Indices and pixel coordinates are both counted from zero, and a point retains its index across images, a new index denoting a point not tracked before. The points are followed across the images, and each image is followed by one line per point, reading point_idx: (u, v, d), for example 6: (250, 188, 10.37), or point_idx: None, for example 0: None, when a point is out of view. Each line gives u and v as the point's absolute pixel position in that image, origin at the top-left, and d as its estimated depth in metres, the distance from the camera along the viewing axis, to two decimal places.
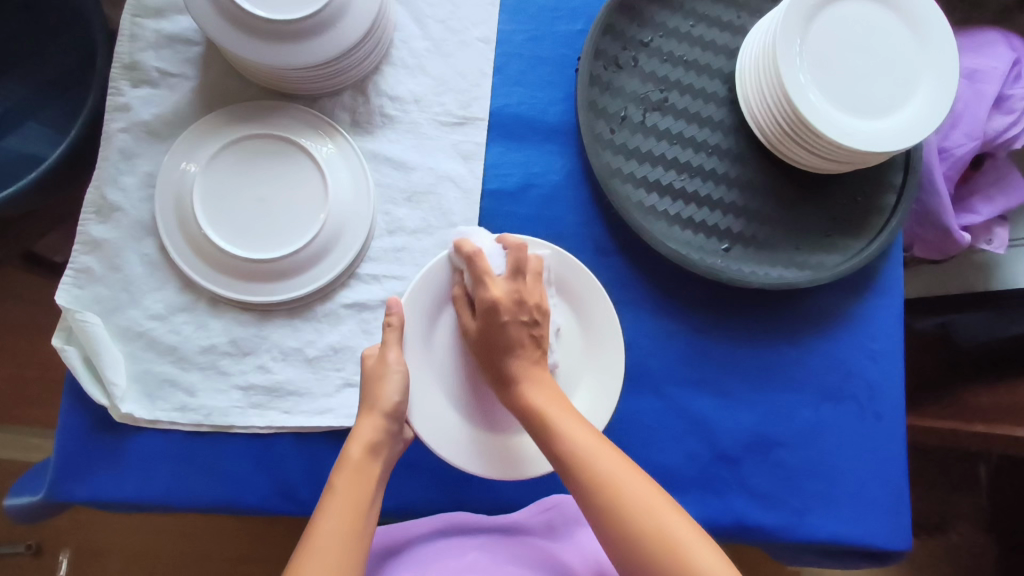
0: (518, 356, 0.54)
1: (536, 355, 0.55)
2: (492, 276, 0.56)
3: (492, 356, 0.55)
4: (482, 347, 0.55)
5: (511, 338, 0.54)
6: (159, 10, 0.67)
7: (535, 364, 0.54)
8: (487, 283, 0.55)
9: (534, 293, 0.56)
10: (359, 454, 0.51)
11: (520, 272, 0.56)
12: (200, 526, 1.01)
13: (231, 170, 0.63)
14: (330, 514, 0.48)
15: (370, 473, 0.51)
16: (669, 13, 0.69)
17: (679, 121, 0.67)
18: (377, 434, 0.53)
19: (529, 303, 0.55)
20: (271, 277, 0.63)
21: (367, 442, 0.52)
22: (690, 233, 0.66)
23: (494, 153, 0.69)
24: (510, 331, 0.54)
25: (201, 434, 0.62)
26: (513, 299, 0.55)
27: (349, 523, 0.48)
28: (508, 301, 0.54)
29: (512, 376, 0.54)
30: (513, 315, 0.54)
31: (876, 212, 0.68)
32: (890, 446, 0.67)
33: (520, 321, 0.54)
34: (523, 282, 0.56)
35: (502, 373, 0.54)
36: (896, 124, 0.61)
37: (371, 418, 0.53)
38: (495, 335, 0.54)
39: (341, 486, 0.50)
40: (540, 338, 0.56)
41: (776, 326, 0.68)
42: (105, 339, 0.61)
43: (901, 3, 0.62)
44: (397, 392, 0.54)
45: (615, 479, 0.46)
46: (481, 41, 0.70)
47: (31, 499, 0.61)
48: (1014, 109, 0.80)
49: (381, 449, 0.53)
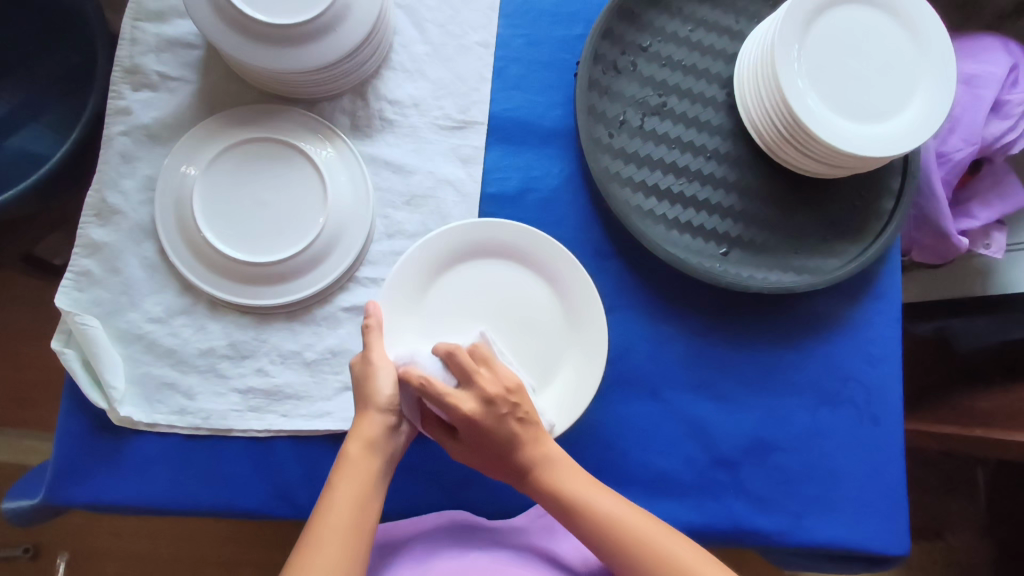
0: (517, 449, 0.52)
1: (533, 428, 0.53)
2: (450, 391, 0.51)
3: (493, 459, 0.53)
4: (481, 452, 0.53)
5: (501, 437, 0.52)
6: (160, 14, 0.67)
7: (535, 444, 0.53)
8: (452, 404, 0.50)
9: (496, 378, 0.52)
10: (357, 453, 0.51)
11: (470, 373, 0.52)
12: (196, 529, 1.01)
13: (232, 173, 0.63)
14: (332, 515, 0.49)
15: (370, 469, 0.51)
16: (668, 17, 0.69)
17: (678, 125, 0.67)
18: (376, 431, 0.52)
19: (502, 395, 0.51)
20: (271, 280, 0.63)
21: (366, 439, 0.51)
22: (689, 237, 0.67)
23: (493, 157, 0.69)
24: (501, 431, 0.51)
25: (200, 437, 0.62)
26: (482, 401, 0.51)
27: (351, 522, 0.49)
28: (477, 406, 0.51)
29: (523, 467, 0.53)
30: (492, 416, 0.51)
31: (874, 217, 0.68)
32: (888, 450, 0.67)
33: (503, 417, 0.51)
34: (479, 379, 0.52)
35: (511, 464, 0.53)
36: (893, 130, 0.61)
37: (369, 414, 0.52)
38: (486, 441, 0.52)
39: (340, 485, 0.50)
40: (524, 418, 0.53)
41: (774, 330, 0.68)
42: (104, 342, 0.62)
43: (898, 8, 0.62)
44: (393, 386, 0.53)
45: (674, 561, 0.50)
46: (481, 45, 0.70)
47: (29, 502, 0.61)
48: (1012, 114, 0.81)
49: (381, 446, 0.52)
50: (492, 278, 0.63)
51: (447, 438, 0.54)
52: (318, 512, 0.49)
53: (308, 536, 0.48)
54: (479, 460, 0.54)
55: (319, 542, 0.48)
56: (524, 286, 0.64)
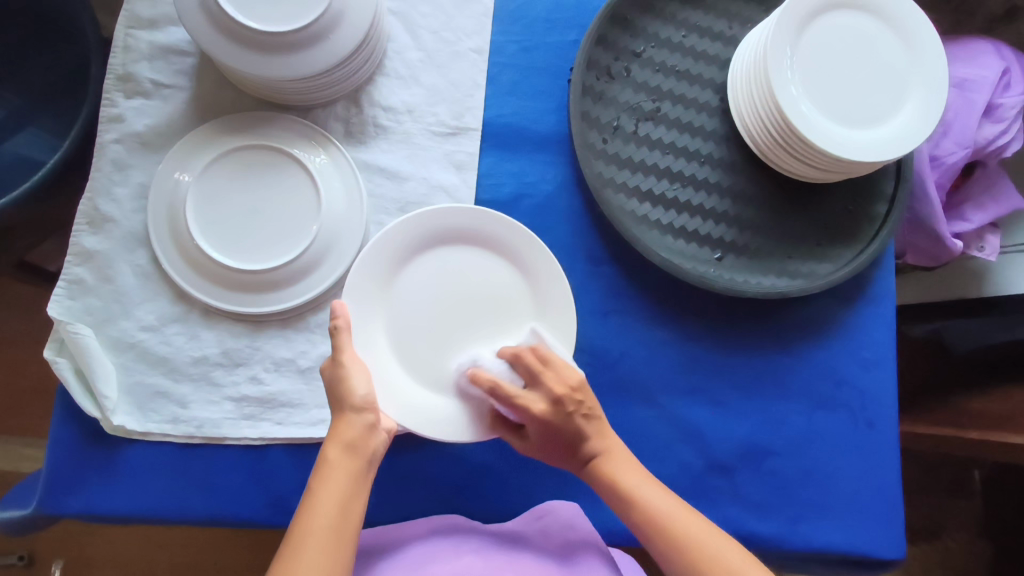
0: (587, 441, 0.54)
1: (600, 422, 0.54)
2: (522, 393, 0.52)
3: (562, 449, 0.54)
4: (555, 447, 0.54)
5: (571, 431, 0.53)
6: (152, 21, 0.67)
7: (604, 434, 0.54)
8: (523, 405, 0.51)
9: (567, 376, 0.53)
10: (337, 454, 0.50)
11: (538, 375, 0.53)
12: (191, 536, 1.01)
13: (225, 180, 0.63)
14: (314, 517, 0.47)
15: (348, 470, 0.50)
16: (661, 22, 0.69)
17: (671, 130, 0.67)
18: (354, 430, 0.51)
19: (570, 392, 0.52)
20: (264, 287, 0.62)
21: (344, 441, 0.51)
22: (683, 242, 0.67)
23: (487, 163, 0.69)
24: (572, 426, 0.53)
25: (193, 446, 0.62)
26: (552, 401, 0.52)
27: (333, 524, 0.47)
28: (545, 407, 0.52)
29: (590, 457, 0.54)
30: (562, 414, 0.52)
31: (868, 221, 0.68)
32: (882, 455, 0.68)
33: (571, 414, 0.52)
34: (546, 380, 0.52)
35: (581, 453, 0.54)
36: (886, 134, 0.61)
37: (348, 417, 0.52)
38: (557, 436, 0.53)
39: (319, 487, 0.49)
40: (592, 413, 0.54)
41: (769, 335, 0.68)
42: (97, 351, 0.61)
43: (889, 14, 0.63)
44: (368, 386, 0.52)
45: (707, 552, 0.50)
46: (474, 51, 0.70)
47: (21, 512, 0.61)
48: (1004, 118, 0.81)
49: (360, 446, 0.51)
50: (458, 264, 0.63)
51: (518, 438, 0.56)
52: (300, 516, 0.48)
53: (292, 540, 0.47)
54: (550, 453, 0.55)
55: (301, 546, 0.46)
56: (489, 270, 0.63)
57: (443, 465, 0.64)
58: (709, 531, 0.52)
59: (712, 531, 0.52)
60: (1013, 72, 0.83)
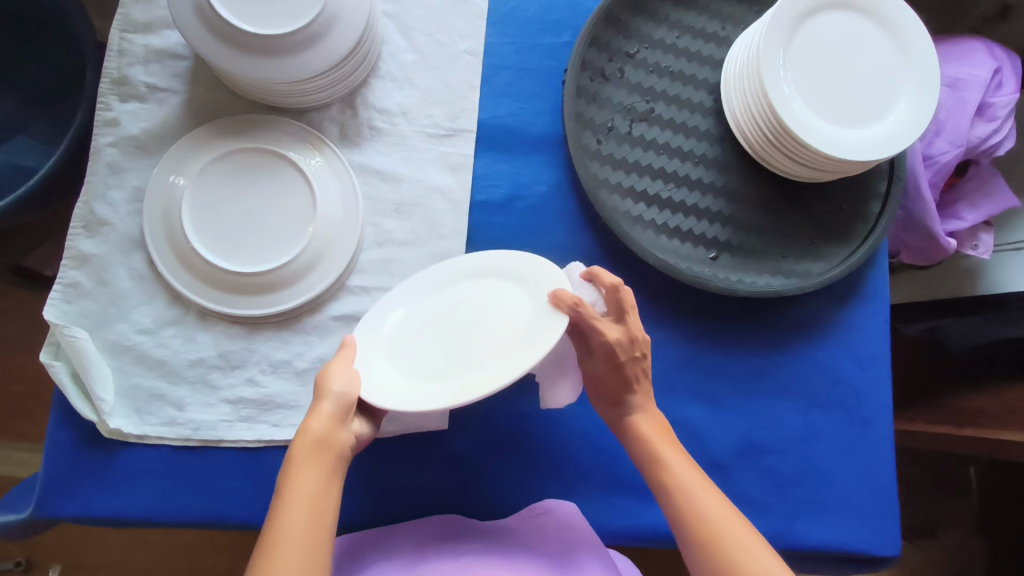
0: (635, 392, 0.57)
1: (647, 385, 0.58)
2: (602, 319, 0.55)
3: (608, 390, 0.57)
4: (601, 390, 0.58)
5: (627, 377, 0.56)
6: (147, 25, 0.67)
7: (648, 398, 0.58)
8: (603, 330, 0.54)
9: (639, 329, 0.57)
10: (304, 449, 0.49)
11: (621, 312, 0.56)
12: (188, 540, 1.01)
13: (221, 183, 0.63)
14: (289, 515, 0.46)
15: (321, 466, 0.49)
16: (654, 24, 0.69)
17: (666, 131, 0.68)
18: (320, 425, 0.50)
19: (640, 339, 0.56)
20: (260, 290, 0.62)
21: (315, 436, 0.49)
22: (678, 242, 0.67)
23: (482, 165, 0.69)
24: (628, 370, 0.56)
25: (190, 449, 0.62)
26: (627, 339, 0.55)
27: (308, 522, 0.46)
28: (622, 340, 0.55)
29: (629, 409, 0.57)
30: (629, 352, 0.55)
31: (861, 220, 0.69)
32: (878, 452, 0.68)
33: (635, 358, 0.56)
34: (629, 320, 0.56)
35: (619, 400, 0.57)
36: (877, 133, 0.62)
37: (319, 414, 0.51)
38: (615, 375, 0.56)
39: (291, 488, 0.47)
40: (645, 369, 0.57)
41: (764, 334, 0.68)
42: (94, 354, 0.61)
43: (880, 14, 0.63)
44: (346, 383, 0.52)
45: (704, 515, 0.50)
46: (469, 54, 0.70)
47: (18, 516, 0.61)
48: (996, 117, 0.81)
49: (328, 443, 0.50)
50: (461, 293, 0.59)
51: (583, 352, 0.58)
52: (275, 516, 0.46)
53: (268, 540, 0.45)
54: (597, 386, 0.58)
55: (278, 547, 0.44)
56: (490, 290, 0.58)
57: (441, 466, 0.64)
58: (722, 506, 0.51)
59: (726, 508, 0.50)
60: (1005, 71, 0.84)
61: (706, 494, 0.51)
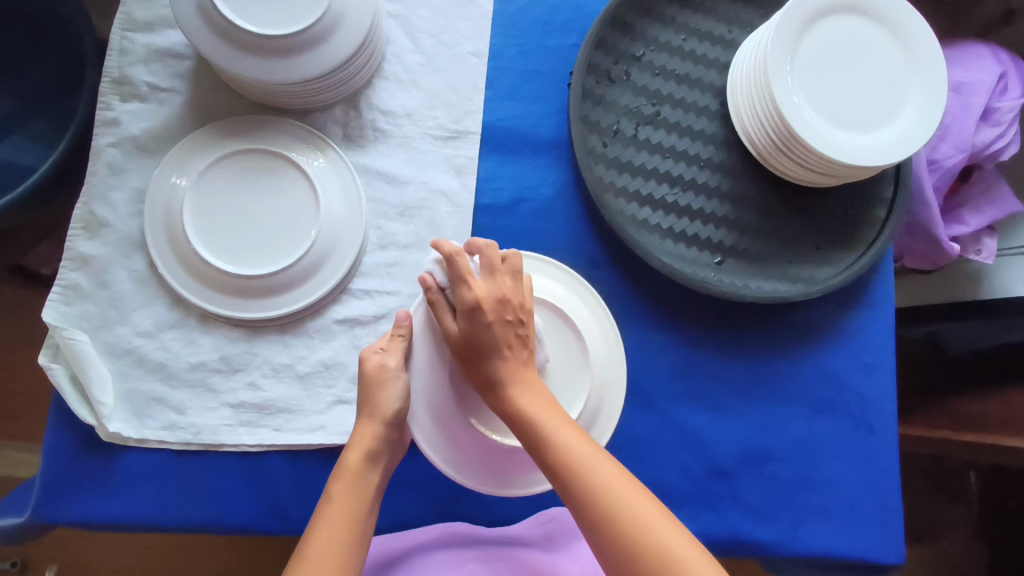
0: (504, 355, 0.51)
1: (525, 355, 0.52)
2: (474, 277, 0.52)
3: (474, 352, 0.51)
4: (463, 351, 0.51)
5: (495, 339, 0.50)
6: (149, 25, 0.66)
7: (523, 365, 0.52)
8: (467, 284, 0.51)
9: (516, 294, 0.52)
10: (358, 463, 0.51)
11: (496, 270, 0.52)
12: (185, 541, 1.00)
13: (225, 185, 0.63)
14: (332, 525, 0.48)
15: (369, 483, 0.51)
16: (660, 27, 0.69)
17: (671, 135, 0.67)
18: (372, 440, 0.52)
19: (514, 301, 0.52)
20: (262, 293, 0.62)
21: (366, 451, 0.52)
22: (684, 247, 0.67)
23: (487, 167, 0.68)
24: (496, 330, 0.50)
25: (191, 453, 0.62)
26: (497, 298, 0.51)
27: (348, 534, 0.47)
28: (491, 297, 0.51)
29: (500, 382, 0.50)
30: (500, 313, 0.51)
31: (867, 226, 0.68)
32: (881, 457, 0.68)
33: (507, 322, 0.51)
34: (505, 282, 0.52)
35: (487, 377, 0.51)
36: (883, 139, 0.61)
37: (371, 424, 0.53)
38: (481, 337, 0.50)
39: (338, 500, 0.49)
40: (523, 337, 0.52)
41: (769, 339, 0.68)
42: (93, 357, 0.61)
43: (889, 19, 0.63)
44: (397, 400, 0.53)
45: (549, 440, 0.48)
46: (473, 55, 0.70)
47: (15, 521, 0.60)
48: (1001, 121, 0.81)
49: (379, 456, 0.53)
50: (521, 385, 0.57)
51: (444, 319, 0.52)
52: (318, 522, 0.48)
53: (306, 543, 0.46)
54: (463, 358, 0.51)
55: (315, 552, 0.45)
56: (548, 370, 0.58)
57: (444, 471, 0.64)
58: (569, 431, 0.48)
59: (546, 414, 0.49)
60: (1010, 76, 0.84)
61: (552, 419, 0.49)
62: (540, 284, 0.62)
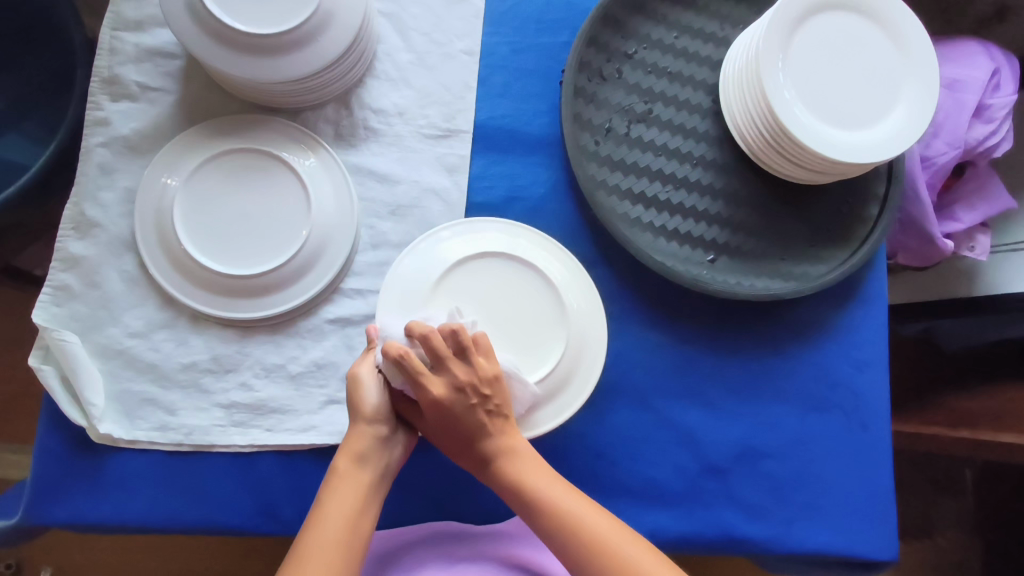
0: (483, 434, 0.53)
1: (503, 420, 0.54)
2: (427, 374, 0.51)
3: (455, 436, 0.53)
4: (443, 433, 0.54)
5: (468, 423, 0.52)
6: (139, 24, 0.66)
7: (503, 434, 0.53)
8: (422, 389, 0.51)
9: (473, 372, 0.52)
10: (346, 465, 0.50)
11: (445, 360, 0.51)
12: (180, 542, 1.00)
13: (214, 185, 0.62)
14: (321, 527, 0.47)
15: (360, 481, 0.50)
16: (652, 24, 0.69)
17: (664, 132, 0.67)
18: (365, 443, 0.51)
19: (471, 383, 0.51)
20: (253, 293, 0.62)
21: (355, 452, 0.51)
22: (676, 245, 0.67)
23: (478, 165, 0.68)
24: (466, 417, 0.52)
25: (182, 453, 0.61)
26: (452, 390, 0.51)
27: (342, 536, 0.47)
28: (448, 393, 0.51)
29: (485, 457, 0.53)
30: (463, 401, 0.51)
31: (860, 224, 0.68)
32: (873, 454, 0.67)
33: (473, 406, 0.52)
34: (455, 366, 0.51)
35: (474, 454, 0.53)
36: (875, 136, 0.61)
37: (358, 427, 0.52)
38: (452, 423, 0.52)
39: (329, 500, 0.49)
40: (496, 407, 0.53)
41: (762, 336, 0.68)
42: (84, 357, 0.60)
43: (881, 15, 0.63)
44: (375, 394, 0.53)
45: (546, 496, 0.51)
46: (465, 53, 0.69)
47: (5, 524, 0.60)
48: (994, 118, 0.81)
49: (371, 457, 0.51)
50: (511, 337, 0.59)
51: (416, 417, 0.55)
52: (310, 522, 0.48)
53: (299, 546, 0.46)
54: (446, 437, 0.54)
55: (305, 558, 0.45)
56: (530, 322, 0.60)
57: None
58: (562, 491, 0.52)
59: (544, 477, 0.52)
60: (1003, 73, 0.84)
61: (545, 483, 0.52)
62: (532, 250, 0.62)
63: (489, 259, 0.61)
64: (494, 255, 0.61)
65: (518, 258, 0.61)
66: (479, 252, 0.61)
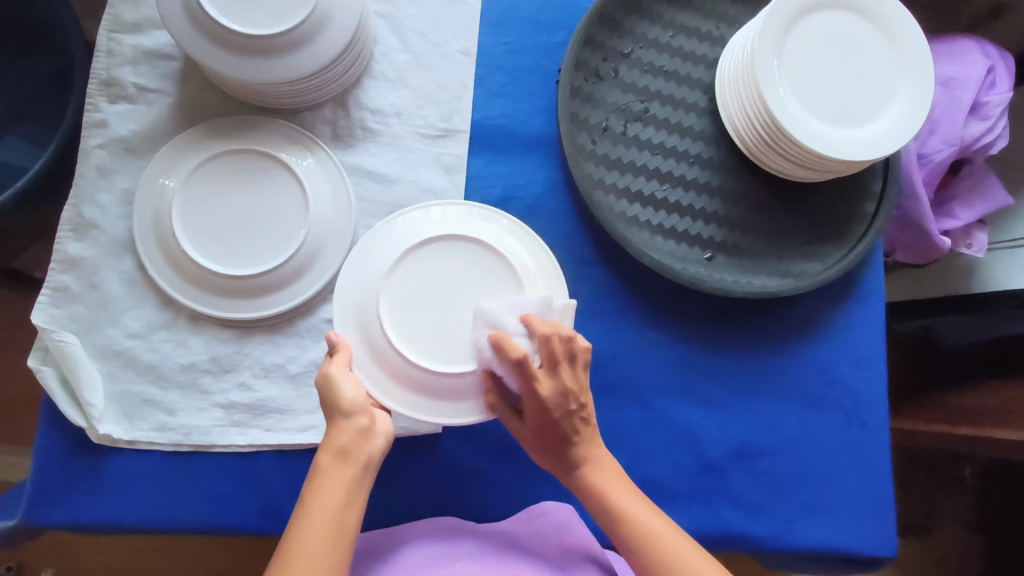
0: (576, 444, 0.54)
1: (590, 431, 0.55)
2: (539, 377, 0.50)
3: (549, 443, 0.54)
4: (538, 442, 0.54)
5: (564, 431, 0.53)
6: (136, 26, 0.66)
7: (590, 443, 0.55)
8: (536, 392, 0.50)
9: (576, 382, 0.53)
10: (327, 460, 0.49)
11: (557, 364, 0.51)
12: (181, 543, 1.00)
13: (210, 185, 0.62)
14: (307, 525, 0.46)
15: (343, 475, 0.48)
16: (648, 23, 0.69)
17: (660, 131, 0.67)
18: (346, 436, 0.50)
19: (574, 392, 0.52)
20: (251, 293, 0.62)
21: (336, 446, 0.49)
22: (674, 243, 0.67)
23: (476, 165, 0.68)
24: (563, 427, 0.53)
25: (182, 454, 0.62)
26: (560, 393, 0.51)
27: (327, 533, 0.46)
28: (557, 396, 0.51)
29: (573, 463, 0.55)
30: (565, 412, 0.52)
31: (856, 220, 0.68)
32: (873, 450, 0.68)
33: (572, 414, 0.52)
34: (561, 372, 0.51)
35: (563, 461, 0.55)
36: (870, 133, 0.61)
37: (339, 422, 0.50)
38: (552, 432, 0.53)
39: (312, 496, 0.47)
40: (586, 418, 0.54)
41: (760, 334, 0.68)
42: (83, 358, 0.61)
43: (875, 13, 0.63)
44: (351, 389, 0.51)
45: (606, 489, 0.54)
46: (462, 53, 0.70)
47: (6, 525, 0.60)
48: (989, 115, 0.81)
49: (352, 452, 0.49)
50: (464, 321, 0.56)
51: (516, 423, 0.55)
52: (295, 522, 0.47)
53: (285, 545, 0.46)
54: (540, 445, 0.55)
55: (292, 556, 0.45)
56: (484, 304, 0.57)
57: (436, 469, 0.64)
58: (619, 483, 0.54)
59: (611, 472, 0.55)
60: (998, 70, 0.84)
61: (606, 477, 0.54)
62: (510, 238, 0.61)
63: (442, 242, 0.58)
64: (445, 238, 0.58)
65: (474, 239, 0.58)
66: (438, 236, 0.58)
